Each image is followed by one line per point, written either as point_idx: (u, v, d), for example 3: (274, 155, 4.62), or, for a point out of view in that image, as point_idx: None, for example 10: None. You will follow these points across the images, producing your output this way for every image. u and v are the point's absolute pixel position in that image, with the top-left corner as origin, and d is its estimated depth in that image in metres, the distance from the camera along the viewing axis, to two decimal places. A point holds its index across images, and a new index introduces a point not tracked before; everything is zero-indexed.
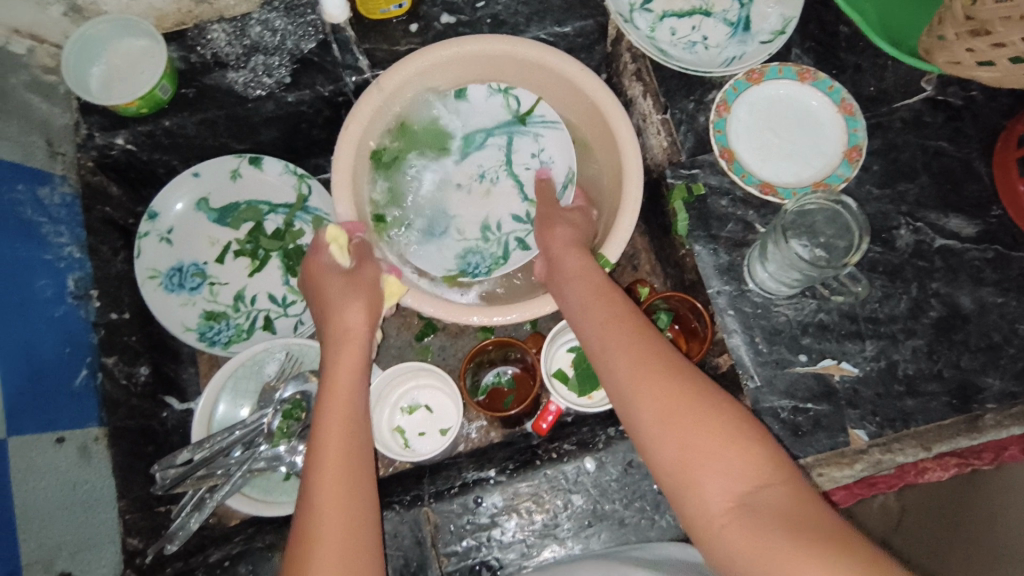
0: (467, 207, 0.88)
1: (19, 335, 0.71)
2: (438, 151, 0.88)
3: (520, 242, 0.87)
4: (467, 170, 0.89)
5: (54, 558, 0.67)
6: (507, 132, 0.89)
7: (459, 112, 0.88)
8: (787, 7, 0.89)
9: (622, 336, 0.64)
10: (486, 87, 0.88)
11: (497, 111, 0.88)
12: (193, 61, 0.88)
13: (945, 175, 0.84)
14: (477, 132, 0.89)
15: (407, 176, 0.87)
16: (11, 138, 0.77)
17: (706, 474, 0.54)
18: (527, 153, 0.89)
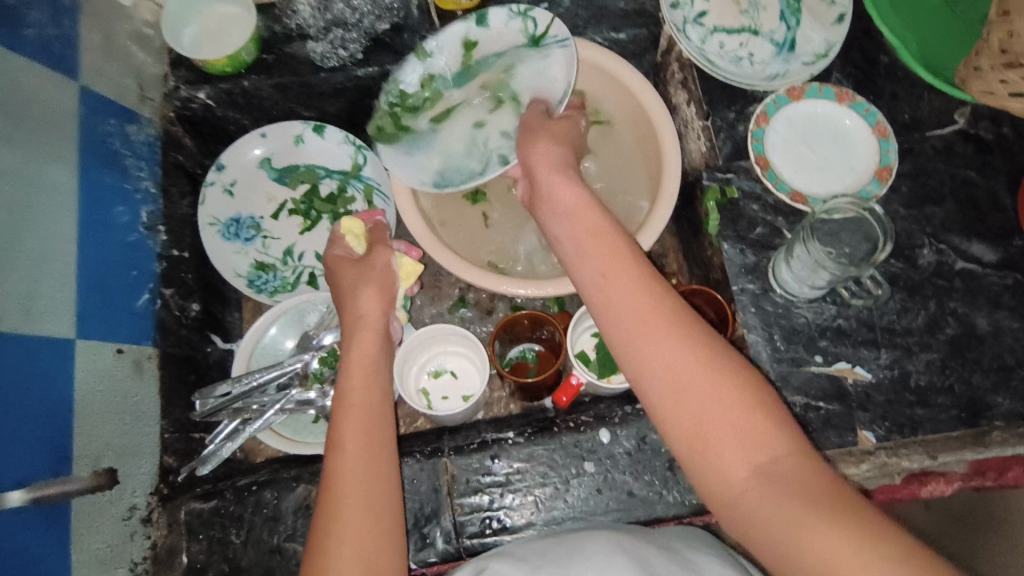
0: (462, 124, 0.87)
1: (96, 251, 0.78)
2: (451, 71, 0.89)
3: (502, 157, 0.84)
4: (472, 88, 0.88)
5: (102, 456, 0.72)
6: (516, 55, 0.87)
7: (478, 37, 0.89)
8: (832, 33, 0.95)
9: (627, 293, 0.58)
10: (506, 10, 0.88)
11: (514, 34, 0.88)
12: (276, 31, 0.96)
13: (971, 203, 0.88)
14: (489, 55, 0.88)
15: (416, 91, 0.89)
16: (110, 78, 0.85)
17: (725, 446, 0.52)
18: (531, 74, 0.86)
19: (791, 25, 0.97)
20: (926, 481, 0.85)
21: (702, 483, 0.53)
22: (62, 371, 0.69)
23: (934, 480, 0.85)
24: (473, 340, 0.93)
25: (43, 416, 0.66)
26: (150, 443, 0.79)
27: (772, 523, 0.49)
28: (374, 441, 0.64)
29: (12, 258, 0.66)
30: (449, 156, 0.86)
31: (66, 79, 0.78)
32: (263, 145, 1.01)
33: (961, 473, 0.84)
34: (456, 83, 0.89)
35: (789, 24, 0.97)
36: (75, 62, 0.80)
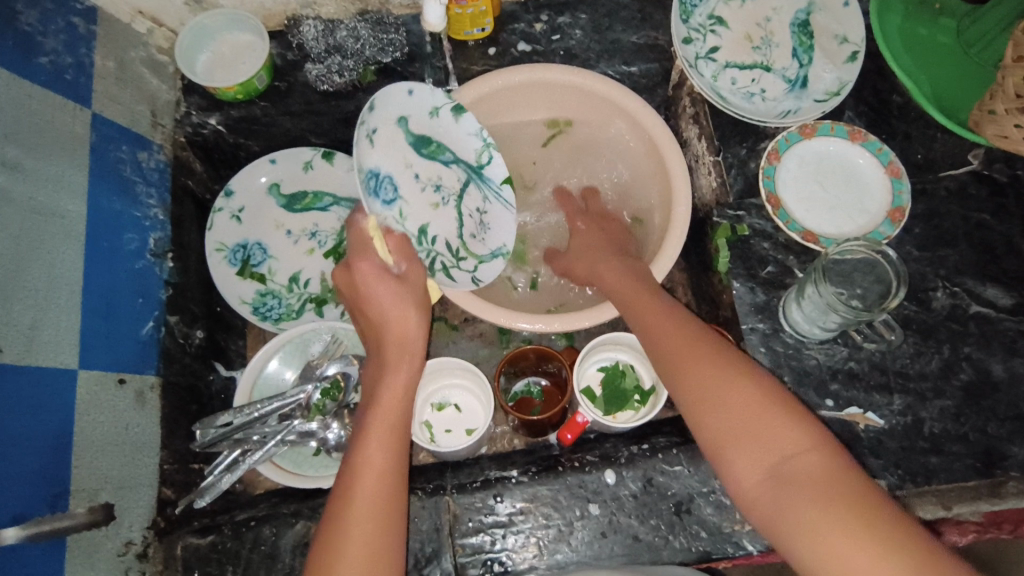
0: (414, 201, 0.80)
1: (104, 279, 0.77)
2: (417, 132, 0.81)
3: (441, 269, 0.82)
4: (429, 172, 0.82)
5: (100, 489, 0.71)
6: (472, 174, 0.85)
7: (444, 121, 0.83)
8: (844, 71, 0.94)
9: (671, 331, 0.68)
10: (477, 127, 0.84)
11: (472, 149, 0.85)
12: (289, 58, 0.97)
13: (985, 246, 0.87)
14: (449, 149, 0.83)
15: (385, 124, 0.78)
16: (124, 104, 0.85)
17: (744, 445, 0.58)
18: (476, 204, 0.85)
19: (804, 62, 0.96)
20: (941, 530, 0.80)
21: (739, 494, 0.59)
22: (62, 402, 0.68)
23: (950, 527, 0.80)
24: (480, 373, 0.92)
25: (41, 450, 0.65)
26: (149, 475, 0.78)
27: (794, 520, 0.54)
28: (391, 453, 0.65)
29: (18, 286, 0.66)
30: (398, 223, 0.77)
31: (79, 106, 0.78)
32: (272, 171, 1.01)
33: (977, 523, 0.80)
34: (417, 150, 0.81)
35: (801, 61, 0.96)
36: (88, 90, 0.80)
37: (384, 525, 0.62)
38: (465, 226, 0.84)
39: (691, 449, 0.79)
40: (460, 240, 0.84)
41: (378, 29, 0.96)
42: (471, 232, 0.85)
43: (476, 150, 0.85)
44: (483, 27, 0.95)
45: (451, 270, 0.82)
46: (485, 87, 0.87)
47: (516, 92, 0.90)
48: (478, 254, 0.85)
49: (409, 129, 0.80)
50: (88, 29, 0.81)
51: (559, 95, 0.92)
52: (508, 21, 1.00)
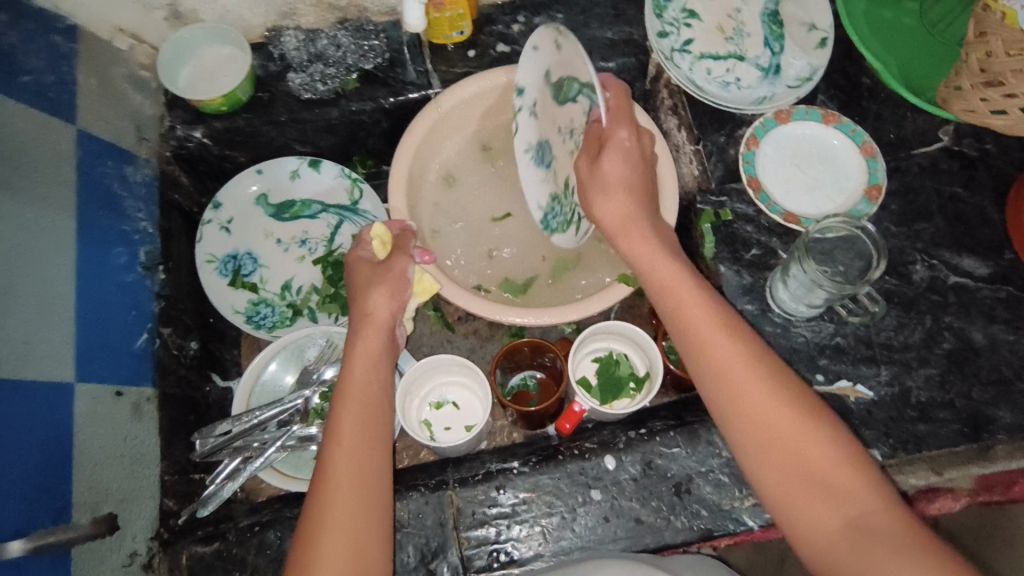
0: (563, 167, 0.81)
1: (96, 293, 0.77)
2: (553, 81, 0.76)
3: (594, 238, 0.91)
4: (560, 119, 0.78)
5: (102, 501, 0.71)
6: (591, 99, 0.79)
7: (569, 46, 0.76)
8: (814, 57, 0.97)
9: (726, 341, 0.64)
10: (579, 42, 0.76)
11: (587, 72, 0.78)
12: (271, 69, 0.98)
13: (960, 219, 0.89)
14: (571, 81, 0.78)
15: (534, 92, 0.74)
16: (108, 120, 0.86)
17: (811, 489, 0.57)
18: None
19: (776, 50, 0.99)
20: (933, 497, 0.83)
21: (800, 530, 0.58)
22: (60, 417, 0.68)
23: (942, 494, 0.83)
24: (476, 369, 0.92)
25: (42, 464, 0.65)
26: (150, 486, 0.78)
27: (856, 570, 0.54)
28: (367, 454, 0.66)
29: (11, 301, 0.66)
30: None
31: (64, 123, 0.79)
32: (260, 181, 1.02)
33: (968, 488, 0.83)
34: (550, 101, 0.77)
35: (773, 50, 0.99)
36: (72, 107, 0.80)
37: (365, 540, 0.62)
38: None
39: (687, 430, 0.80)
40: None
41: (359, 36, 0.98)
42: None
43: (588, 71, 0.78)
44: (461, 29, 0.97)
45: (566, 231, 0.88)
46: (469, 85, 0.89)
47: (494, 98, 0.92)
48: None
49: (550, 82, 0.75)
50: (69, 48, 0.82)
51: None
52: (485, 24, 1.02)
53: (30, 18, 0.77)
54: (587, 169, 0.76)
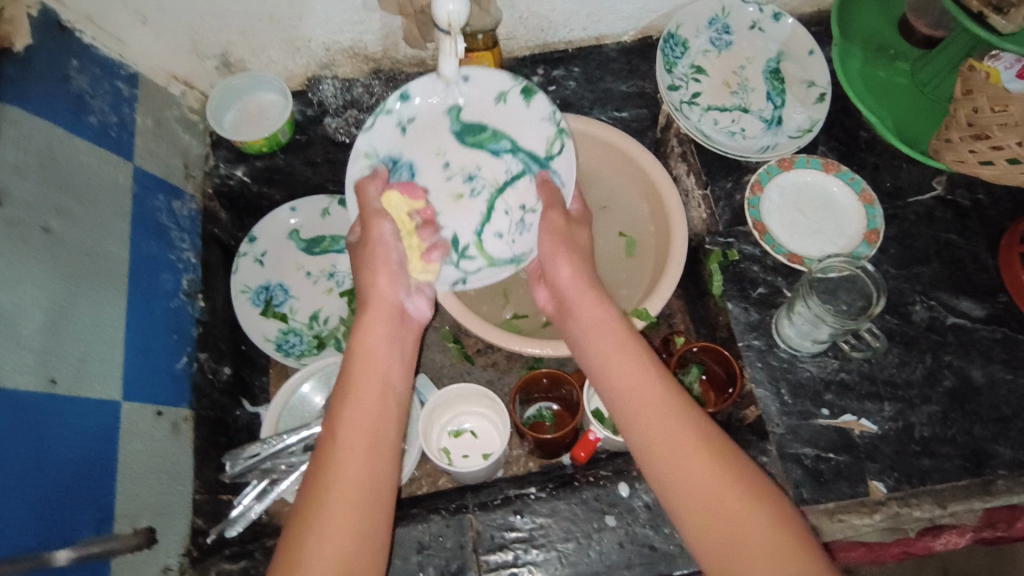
0: (436, 190, 0.89)
1: (144, 317, 0.83)
2: (467, 120, 0.87)
3: (437, 264, 0.90)
4: (466, 161, 0.90)
5: (140, 515, 0.74)
6: (528, 163, 0.90)
7: (511, 105, 0.87)
8: (814, 111, 1.04)
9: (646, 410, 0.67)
10: (549, 110, 0.88)
11: (542, 139, 0.89)
12: (309, 114, 1.06)
13: (955, 263, 0.95)
14: (505, 139, 0.89)
15: (425, 113, 0.86)
16: (161, 158, 0.93)
17: (750, 552, 0.57)
18: (519, 201, 0.91)
19: (778, 104, 1.06)
20: (939, 534, 0.86)
21: None
22: (106, 432, 0.72)
23: (946, 531, 0.86)
24: (496, 399, 0.96)
25: (88, 475, 0.69)
26: (183, 503, 0.81)
27: None
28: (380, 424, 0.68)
29: (69, 323, 0.71)
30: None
31: (122, 160, 0.85)
32: (294, 218, 1.08)
33: (973, 525, 0.85)
34: (459, 138, 0.88)
35: (775, 103, 1.07)
36: (130, 145, 0.87)
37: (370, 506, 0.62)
38: (492, 220, 0.91)
39: None
40: (477, 237, 0.91)
41: (391, 86, 1.06)
42: (494, 231, 0.91)
43: (544, 136, 0.89)
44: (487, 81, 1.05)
45: (446, 267, 0.90)
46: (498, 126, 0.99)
47: None
48: (490, 258, 0.91)
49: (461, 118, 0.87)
50: (131, 92, 0.89)
51: (590, 146, 1.04)
52: None
53: (100, 65, 0.85)
54: (560, 226, 0.86)
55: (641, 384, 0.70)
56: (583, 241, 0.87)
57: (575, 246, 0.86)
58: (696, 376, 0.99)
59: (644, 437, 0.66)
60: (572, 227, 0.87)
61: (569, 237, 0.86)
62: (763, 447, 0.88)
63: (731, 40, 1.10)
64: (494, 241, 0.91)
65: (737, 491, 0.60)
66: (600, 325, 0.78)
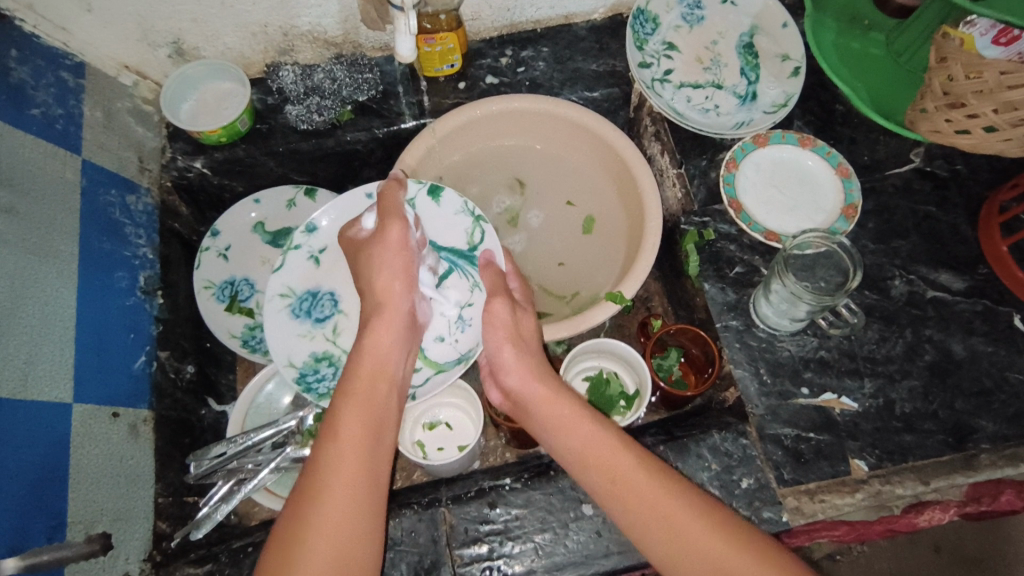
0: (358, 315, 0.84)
1: (97, 316, 0.80)
2: None
3: None
4: None
5: (96, 520, 0.71)
6: (452, 261, 0.87)
7: (422, 209, 0.88)
8: (789, 85, 1.02)
9: (607, 464, 0.66)
10: (460, 203, 0.89)
11: (462, 232, 0.88)
12: (269, 103, 1.02)
13: (935, 236, 0.93)
14: (428, 242, 0.87)
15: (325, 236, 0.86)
16: (112, 151, 0.89)
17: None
18: (452, 300, 0.86)
19: (752, 79, 1.04)
20: (923, 509, 0.85)
21: None
22: (57, 435, 0.69)
23: (930, 506, 0.85)
24: (469, 390, 0.94)
25: (36, 482, 0.66)
26: (144, 507, 0.79)
27: None
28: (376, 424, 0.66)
29: (13, 324, 0.67)
30: (329, 340, 0.83)
31: (69, 153, 0.82)
32: (257, 210, 1.05)
33: (957, 499, 0.84)
34: None
35: (749, 79, 1.04)
36: (78, 138, 0.84)
37: (361, 505, 0.60)
38: (429, 325, 0.85)
39: (677, 445, 0.83)
40: (418, 346, 0.85)
41: (353, 70, 1.02)
42: (435, 334, 0.85)
43: (463, 227, 0.88)
44: (451, 63, 1.02)
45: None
46: (463, 132, 1.00)
47: (497, 119, 1.01)
48: (435, 362, 0.85)
49: None
50: (77, 83, 0.86)
51: (561, 127, 1.01)
52: (474, 57, 1.07)
53: (41, 54, 0.82)
54: (504, 313, 0.78)
55: (595, 439, 0.68)
56: (528, 328, 0.80)
57: (517, 337, 0.78)
58: (676, 359, 0.97)
59: (608, 477, 0.65)
60: (516, 315, 0.79)
61: (511, 322, 0.78)
62: (744, 429, 0.84)
63: (702, 15, 1.07)
64: (436, 344, 0.85)
65: (716, 537, 0.59)
66: (544, 391, 0.73)
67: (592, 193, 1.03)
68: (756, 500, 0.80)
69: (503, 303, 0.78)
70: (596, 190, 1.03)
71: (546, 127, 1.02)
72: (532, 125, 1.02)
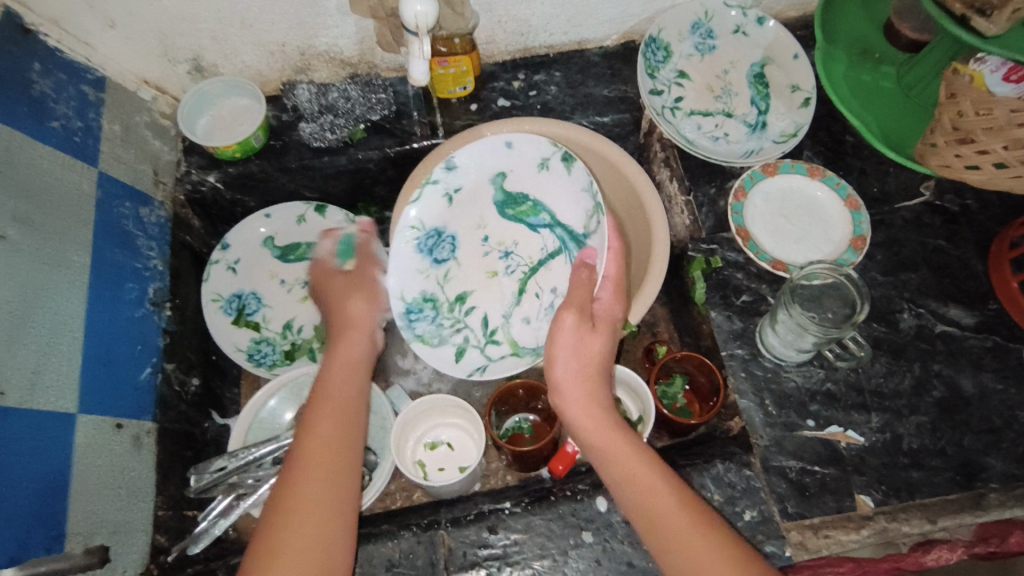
0: (470, 266, 0.90)
1: (106, 327, 0.80)
2: (512, 191, 0.88)
3: (459, 347, 0.89)
4: (505, 238, 0.90)
5: (95, 532, 0.71)
6: (563, 241, 0.87)
7: (550, 172, 0.86)
8: (799, 116, 1.02)
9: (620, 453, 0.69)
10: (587, 181, 0.84)
11: (580, 213, 0.86)
12: (284, 119, 1.04)
13: (944, 270, 0.92)
14: (543, 213, 0.88)
15: (472, 182, 0.87)
16: (128, 164, 0.91)
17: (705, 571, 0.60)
18: (551, 282, 0.89)
19: (762, 109, 1.04)
20: (929, 550, 0.83)
21: None
22: (60, 445, 0.70)
23: (937, 545, 0.82)
24: (472, 410, 0.93)
25: (38, 490, 0.66)
26: (144, 520, 0.79)
27: None
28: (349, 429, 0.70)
29: (23, 333, 0.68)
30: (439, 283, 0.88)
31: (87, 166, 0.83)
32: (268, 225, 1.06)
33: (966, 540, 0.82)
34: (501, 210, 0.89)
35: (759, 108, 1.04)
36: (95, 151, 0.85)
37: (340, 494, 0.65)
38: (521, 305, 0.89)
39: (680, 474, 0.82)
40: (505, 318, 0.90)
41: (368, 90, 1.04)
42: (523, 315, 0.89)
43: (584, 206, 0.84)
44: (464, 85, 1.04)
45: (469, 350, 0.89)
46: None
47: None
48: (515, 343, 0.89)
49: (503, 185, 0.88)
50: (97, 97, 0.87)
51: (572, 150, 1.02)
52: (487, 81, 1.08)
53: (63, 68, 0.83)
54: (569, 330, 0.74)
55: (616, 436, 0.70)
56: (594, 349, 0.75)
57: (580, 355, 0.74)
58: (681, 386, 0.97)
59: (642, 515, 0.65)
60: (585, 331, 0.75)
61: (574, 341, 0.74)
62: (748, 460, 0.83)
63: (714, 44, 1.08)
64: (519, 326, 0.89)
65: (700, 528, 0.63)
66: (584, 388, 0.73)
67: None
68: (759, 533, 0.79)
69: (571, 317, 0.74)
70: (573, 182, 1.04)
71: None
72: None
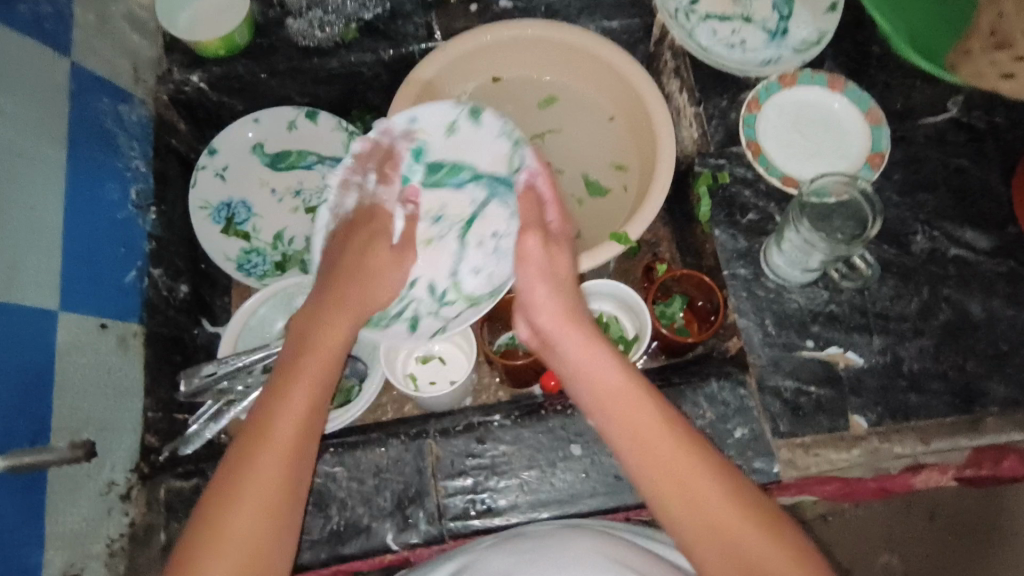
0: None
1: (86, 226, 0.78)
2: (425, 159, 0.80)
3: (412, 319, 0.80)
4: (430, 203, 0.81)
5: (82, 428, 0.72)
6: (493, 186, 0.81)
7: (465, 132, 0.81)
8: (823, 22, 0.95)
9: (597, 373, 0.64)
10: (502, 126, 0.80)
11: (502, 157, 0.80)
12: (270, 16, 0.97)
13: (964, 192, 0.87)
14: (466, 167, 0.81)
15: (384, 162, 0.79)
16: (104, 57, 0.86)
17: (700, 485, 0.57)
18: (491, 228, 0.80)
19: (784, 14, 0.97)
20: (920, 471, 0.84)
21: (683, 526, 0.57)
22: (43, 340, 0.69)
23: (929, 468, 0.84)
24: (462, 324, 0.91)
25: (20, 383, 0.65)
26: (132, 419, 0.79)
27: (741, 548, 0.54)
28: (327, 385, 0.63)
29: None
30: None
31: (59, 55, 0.78)
32: (256, 130, 1.01)
33: (957, 463, 0.83)
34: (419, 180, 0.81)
35: (781, 13, 0.97)
36: (67, 40, 0.80)
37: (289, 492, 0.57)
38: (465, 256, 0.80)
39: (672, 391, 0.81)
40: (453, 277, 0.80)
41: None
42: (471, 265, 0.80)
43: (503, 154, 0.81)
44: None
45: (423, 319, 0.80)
46: (479, 53, 0.95)
47: (511, 45, 0.95)
48: (471, 297, 0.79)
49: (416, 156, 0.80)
50: None
51: (574, 56, 0.95)
52: None
53: None
54: (536, 252, 0.70)
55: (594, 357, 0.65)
56: (563, 268, 0.71)
57: (549, 276, 0.70)
58: (679, 307, 0.94)
59: (629, 431, 0.60)
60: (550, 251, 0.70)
61: (546, 263, 0.70)
62: (743, 379, 0.81)
63: None
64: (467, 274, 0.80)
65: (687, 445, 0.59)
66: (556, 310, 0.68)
67: (567, 89, 1.00)
68: (748, 450, 0.79)
69: (534, 240, 0.69)
70: (572, 88, 0.99)
71: (563, 56, 0.96)
72: (553, 59, 0.98)
